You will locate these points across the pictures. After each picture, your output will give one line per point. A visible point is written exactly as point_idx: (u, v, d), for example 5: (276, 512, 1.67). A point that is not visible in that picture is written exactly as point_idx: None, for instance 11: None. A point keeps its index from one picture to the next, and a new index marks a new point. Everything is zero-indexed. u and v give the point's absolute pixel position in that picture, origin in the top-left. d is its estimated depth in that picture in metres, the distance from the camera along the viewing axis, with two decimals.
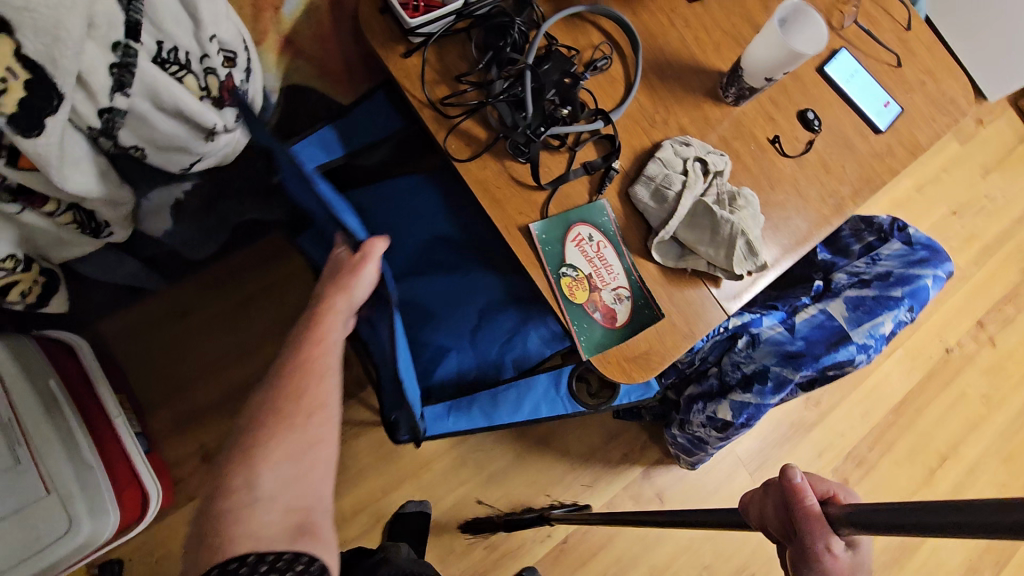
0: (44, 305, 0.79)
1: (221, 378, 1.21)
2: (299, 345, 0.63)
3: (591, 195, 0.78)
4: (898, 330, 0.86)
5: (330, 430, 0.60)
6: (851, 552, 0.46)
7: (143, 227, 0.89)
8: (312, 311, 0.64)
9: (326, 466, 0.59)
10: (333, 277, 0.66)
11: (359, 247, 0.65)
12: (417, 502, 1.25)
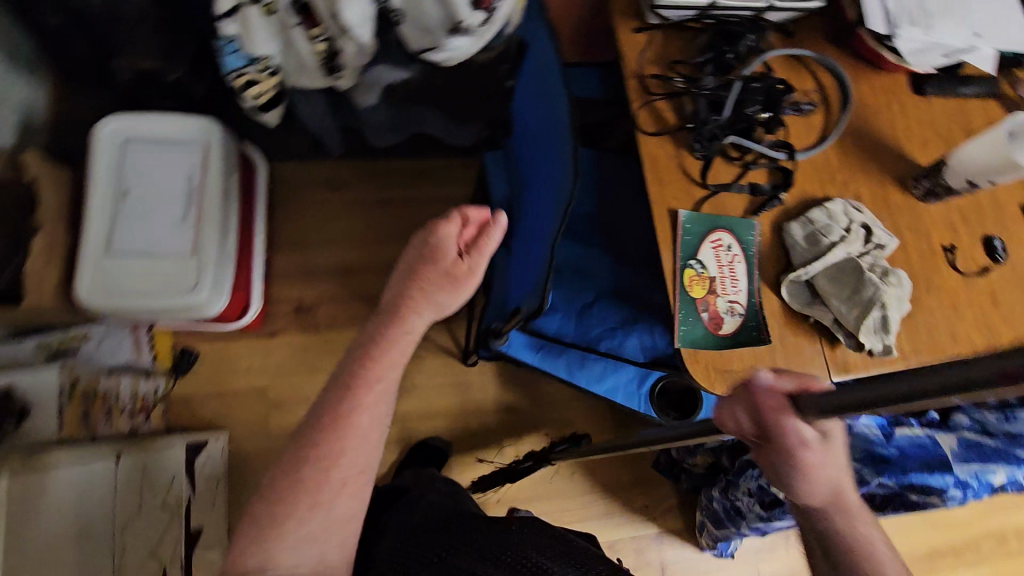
0: (262, 112, 0.96)
1: (339, 252, 1.34)
2: (348, 385, 0.59)
3: (746, 212, 0.79)
4: (1004, 486, 0.81)
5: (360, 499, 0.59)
6: (821, 439, 0.51)
7: (355, 96, 1.04)
8: (382, 335, 0.62)
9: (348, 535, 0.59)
10: (425, 285, 0.65)
11: (469, 257, 0.67)
12: (442, 440, 1.28)
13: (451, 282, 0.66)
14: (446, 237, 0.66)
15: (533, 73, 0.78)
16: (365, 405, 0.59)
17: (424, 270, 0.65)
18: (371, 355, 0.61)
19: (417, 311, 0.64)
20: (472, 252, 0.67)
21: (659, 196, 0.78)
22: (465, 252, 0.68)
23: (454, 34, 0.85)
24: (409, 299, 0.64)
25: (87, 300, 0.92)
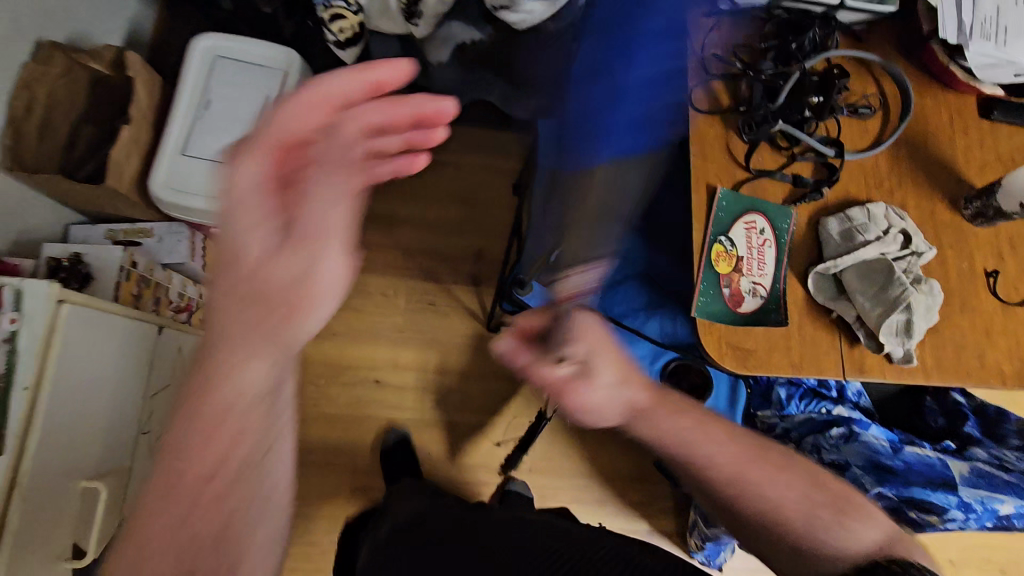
0: (341, 49, 1.04)
1: (387, 203, 1.41)
2: (168, 490, 0.44)
3: (784, 201, 0.80)
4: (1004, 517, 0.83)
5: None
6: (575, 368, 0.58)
7: (428, 52, 1.11)
8: (201, 405, 0.45)
9: None
10: (245, 291, 0.45)
11: (297, 234, 0.45)
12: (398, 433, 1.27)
13: (280, 299, 0.45)
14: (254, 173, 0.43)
15: (597, 38, 0.82)
16: (200, 507, 0.44)
17: (223, 269, 0.45)
18: (182, 445, 0.44)
19: (248, 358, 0.45)
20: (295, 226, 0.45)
21: (701, 172, 0.80)
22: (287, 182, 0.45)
23: None
24: (228, 335, 0.45)
25: (157, 193, 0.99)
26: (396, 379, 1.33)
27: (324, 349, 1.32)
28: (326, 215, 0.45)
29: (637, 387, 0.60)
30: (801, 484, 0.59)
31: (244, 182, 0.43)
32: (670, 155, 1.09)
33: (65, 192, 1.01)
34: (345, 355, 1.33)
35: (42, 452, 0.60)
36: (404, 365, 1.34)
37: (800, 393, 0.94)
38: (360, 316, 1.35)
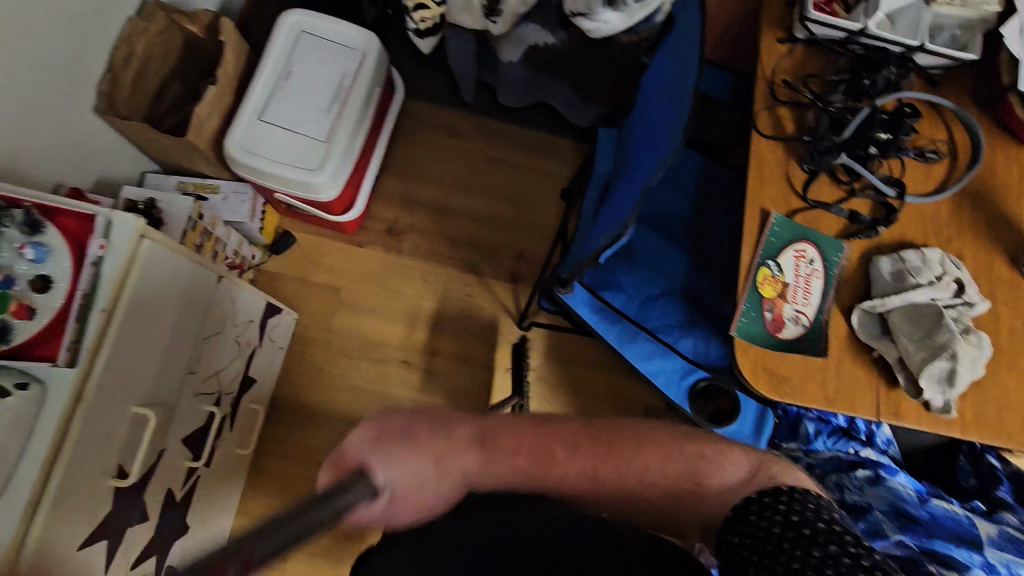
0: (419, 37, 1.09)
1: (439, 192, 1.45)
2: None
3: (837, 234, 0.80)
4: None
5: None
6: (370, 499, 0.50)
7: (500, 50, 1.14)
8: None
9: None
10: None
11: None
12: None
13: None
14: None
15: (670, 53, 0.83)
16: None
17: None
18: None
19: None
20: None
21: (757, 195, 0.80)
22: None
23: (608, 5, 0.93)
24: None
25: (230, 152, 1.05)
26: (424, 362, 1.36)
27: (359, 324, 1.37)
28: None
29: (470, 450, 0.58)
30: (655, 458, 0.63)
31: None
32: (725, 178, 1.09)
33: (147, 140, 1.08)
34: (378, 334, 1.37)
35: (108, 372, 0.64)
36: (434, 350, 1.37)
37: (829, 430, 0.94)
38: (398, 297, 1.39)
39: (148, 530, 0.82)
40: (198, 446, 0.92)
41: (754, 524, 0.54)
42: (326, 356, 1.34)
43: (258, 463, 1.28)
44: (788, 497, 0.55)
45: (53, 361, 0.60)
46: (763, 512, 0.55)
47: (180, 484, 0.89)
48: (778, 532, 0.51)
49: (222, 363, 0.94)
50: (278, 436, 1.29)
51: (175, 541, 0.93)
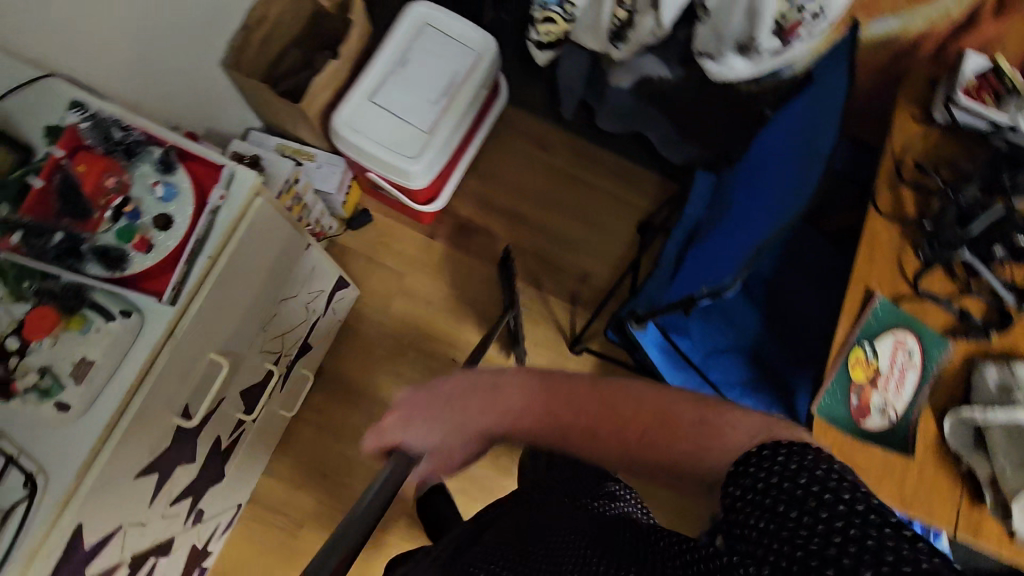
0: (538, 48, 1.08)
1: (518, 200, 1.46)
2: None
3: (942, 330, 0.75)
4: None
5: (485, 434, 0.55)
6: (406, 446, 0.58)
7: (611, 74, 1.11)
8: None
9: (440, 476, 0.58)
10: None
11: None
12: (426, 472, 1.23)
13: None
14: None
15: (803, 114, 0.81)
16: None
17: None
18: None
19: None
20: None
21: (862, 274, 0.77)
22: None
23: (739, 51, 0.92)
24: None
25: (336, 126, 1.08)
26: None
27: (415, 314, 1.38)
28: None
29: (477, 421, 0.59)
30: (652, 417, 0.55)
31: None
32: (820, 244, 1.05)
33: (260, 101, 1.12)
34: (431, 328, 1.38)
35: (200, 317, 0.66)
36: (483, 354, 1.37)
37: None
38: (458, 294, 1.40)
39: (192, 472, 0.84)
40: (251, 400, 0.94)
41: (751, 482, 0.41)
42: (377, 337, 1.36)
43: (293, 428, 1.30)
44: (789, 449, 0.42)
45: (158, 297, 0.62)
46: (764, 464, 0.42)
47: (228, 433, 0.91)
48: (780, 490, 0.39)
49: (289, 326, 0.96)
50: (317, 407, 1.31)
51: (210, 487, 0.95)
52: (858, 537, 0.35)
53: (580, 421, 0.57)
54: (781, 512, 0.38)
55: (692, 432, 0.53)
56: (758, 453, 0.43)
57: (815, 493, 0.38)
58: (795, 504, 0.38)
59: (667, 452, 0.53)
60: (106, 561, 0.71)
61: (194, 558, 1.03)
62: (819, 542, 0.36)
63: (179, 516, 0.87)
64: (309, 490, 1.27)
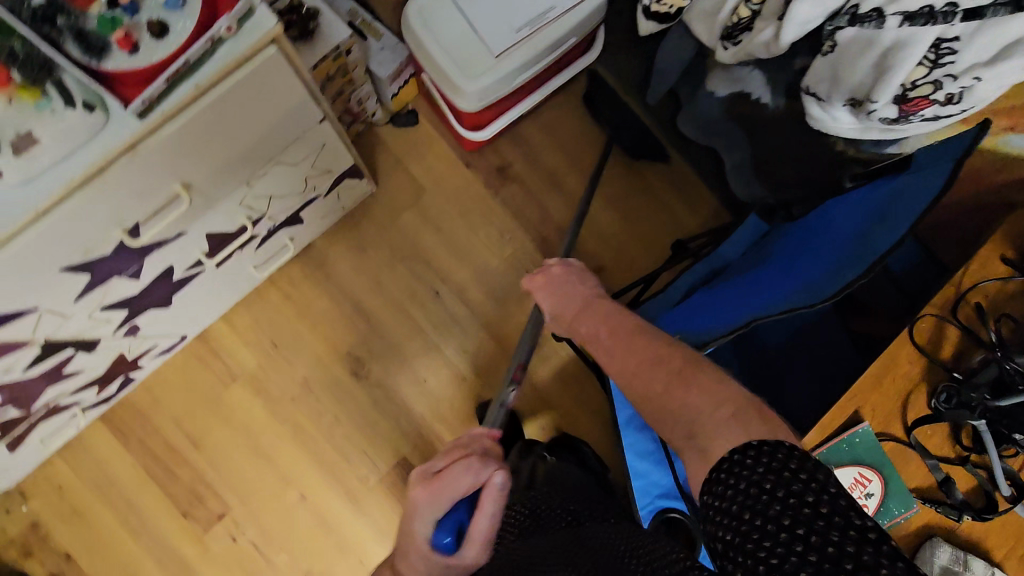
0: (646, 15, 0.99)
1: (568, 167, 1.39)
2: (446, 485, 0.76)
3: (916, 488, 0.67)
4: None
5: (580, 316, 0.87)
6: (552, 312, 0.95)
7: (711, 78, 1.03)
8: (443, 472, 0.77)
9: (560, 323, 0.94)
10: (477, 474, 0.76)
11: (482, 474, 0.76)
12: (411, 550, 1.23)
13: (467, 464, 0.77)
14: (490, 472, 0.77)
15: (873, 207, 0.75)
16: (458, 480, 0.76)
17: (468, 464, 0.77)
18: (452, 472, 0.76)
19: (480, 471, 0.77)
20: (486, 471, 0.77)
21: (859, 395, 0.68)
22: (445, 470, 0.77)
23: (849, 104, 0.80)
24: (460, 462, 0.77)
25: (408, 11, 1.01)
26: (455, 303, 1.34)
27: (421, 233, 1.34)
28: (457, 474, 0.76)
29: (588, 318, 0.85)
30: (645, 355, 0.73)
31: (471, 475, 0.76)
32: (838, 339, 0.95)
33: None
34: (430, 254, 1.34)
35: (172, 141, 0.63)
36: (471, 299, 1.34)
37: None
38: (472, 232, 1.36)
39: (132, 288, 0.84)
40: (218, 245, 0.93)
41: (726, 488, 0.56)
42: (377, 239, 1.33)
43: (262, 290, 1.29)
44: (756, 452, 0.56)
45: (125, 104, 0.58)
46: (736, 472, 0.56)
47: (184, 267, 0.90)
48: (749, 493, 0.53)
49: (280, 191, 0.93)
50: (291, 279, 1.30)
51: (152, 308, 0.95)
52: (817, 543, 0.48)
53: (606, 338, 0.80)
54: (748, 517, 0.52)
55: (660, 379, 0.69)
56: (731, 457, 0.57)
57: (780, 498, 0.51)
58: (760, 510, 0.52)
59: (644, 384, 0.72)
60: (12, 331, 0.71)
61: (120, 365, 1.05)
62: (783, 548, 0.49)
63: (109, 322, 0.87)
64: (256, 352, 1.28)
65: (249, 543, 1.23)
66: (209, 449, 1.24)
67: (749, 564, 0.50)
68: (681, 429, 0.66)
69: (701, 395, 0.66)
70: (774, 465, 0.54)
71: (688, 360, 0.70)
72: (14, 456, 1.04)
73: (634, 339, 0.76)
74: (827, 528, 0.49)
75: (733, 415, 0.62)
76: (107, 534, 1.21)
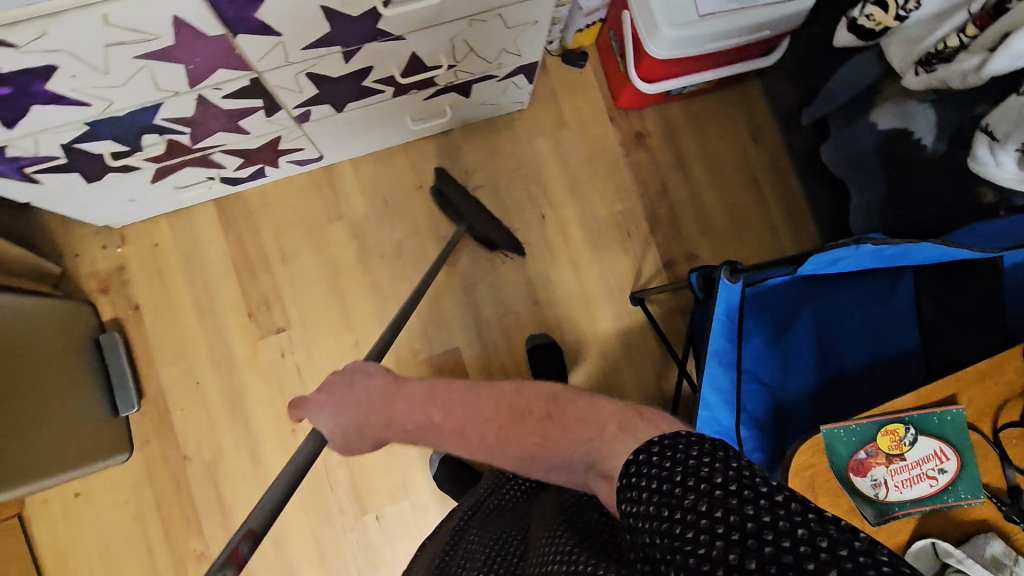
0: (847, 27, 1.04)
1: (699, 156, 1.45)
2: None
3: (986, 484, 0.74)
4: None
5: (394, 423, 0.80)
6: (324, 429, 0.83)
7: (878, 112, 1.09)
8: None
9: (359, 442, 0.82)
10: None
11: None
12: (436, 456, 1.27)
13: None
14: None
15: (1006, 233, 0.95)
16: None
17: None
18: None
19: None
20: None
21: (962, 383, 0.75)
22: None
23: (1019, 150, 0.85)
24: None
25: None
26: (553, 234, 1.40)
27: (548, 160, 1.42)
28: None
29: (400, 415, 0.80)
30: (501, 414, 0.75)
31: None
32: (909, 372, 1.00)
33: None
34: (548, 181, 1.41)
35: None
36: (569, 235, 1.40)
37: None
38: (592, 178, 1.43)
39: (335, 69, 0.92)
40: (410, 72, 1.01)
41: (642, 493, 0.50)
42: (508, 150, 1.41)
43: (393, 152, 1.38)
44: (663, 445, 0.52)
45: None
46: (646, 471, 0.51)
47: (376, 76, 0.99)
48: (664, 490, 0.48)
49: (480, 48, 1.02)
50: (422, 153, 1.38)
51: (328, 106, 1.04)
52: (737, 520, 0.42)
53: (447, 419, 0.78)
54: (667, 514, 0.46)
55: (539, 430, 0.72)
56: (640, 459, 0.52)
57: (692, 487, 0.46)
58: (675, 504, 0.46)
59: (518, 443, 0.73)
60: (250, 49, 0.80)
61: (267, 151, 1.14)
62: (708, 540, 0.43)
63: (299, 95, 0.96)
64: (366, 203, 1.36)
65: (295, 365, 1.29)
66: (293, 267, 1.32)
67: (678, 561, 0.43)
68: (580, 460, 0.67)
69: (582, 422, 0.69)
70: (681, 456, 0.49)
71: (546, 402, 0.74)
72: (148, 190, 1.13)
73: (484, 405, 0.77)
74: (739, 503, 0.44)
75: (619, 428, 0.66)
76: (177, 304, 1.29)
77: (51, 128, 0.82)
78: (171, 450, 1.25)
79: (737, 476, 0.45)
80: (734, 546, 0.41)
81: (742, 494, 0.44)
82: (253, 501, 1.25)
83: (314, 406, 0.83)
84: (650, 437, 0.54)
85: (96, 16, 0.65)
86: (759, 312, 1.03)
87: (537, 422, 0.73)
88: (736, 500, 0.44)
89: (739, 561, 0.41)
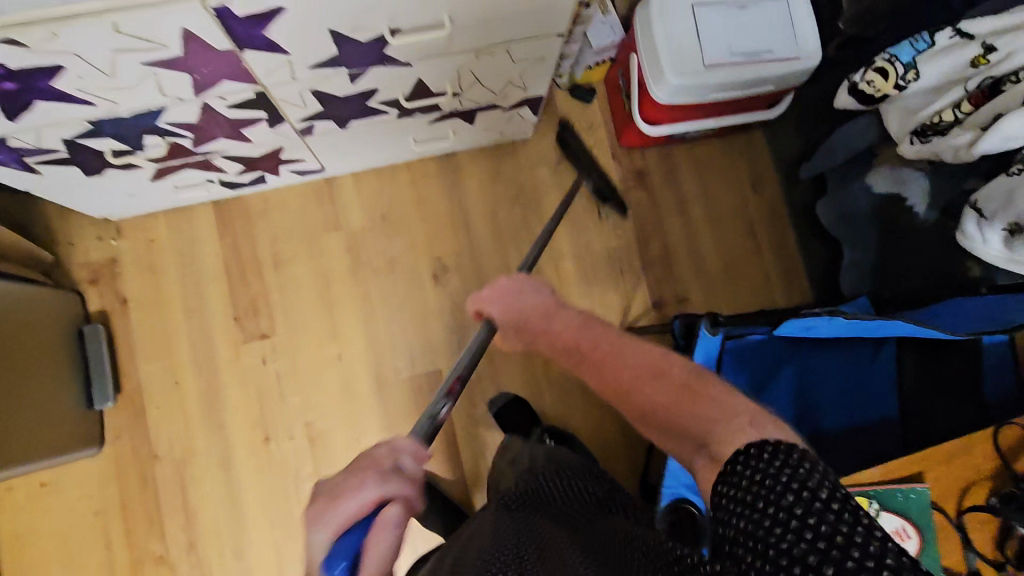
0: (848, 91, 1.03)
1: (697, 199, 1.47)
2: (350, 481, 0.62)
3: (945, 561, 0.77)
4: None
5: (548, 325, 0.93)
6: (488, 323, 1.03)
7: (872, 174, 1.10)
8: (344, 477, 0.63)
9: (511, 332, 1.00)
10: (383, 475, 0.63)
11: (387, 486, 0.62)
12: None
13: (371, 474, 0.63)
14: (398, 483, 0.63)
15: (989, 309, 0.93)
16: (353, 491, 0.61)
17: (367, 472, 0.63)
18: (360, 477, 0.62)
19: (376, 487, 0.61)
20: (393, 473, 0.64)
21: (923, 463, 0.78)
22: (352, 472, 0.64)
23: (1006, 229, 0.86)
24: (365, 470, 0.64)
25: None
26: (547, 264, 1.40)
27: (548, 189, 1.43)
28: (352, 482, 0.62)
29: (551, 321, 0.93)
30: (648, 369, 0.76)
31: (372, 485, 0.61)
32: (882, 440, 1.00)
33: None
34: (546, 210, 1.42)
35: None
36: (562, 266, 1.40)
37: None
38: (589, 211, 1.43)
39: (341, 88, 0.94)
40: (416, 97, 1.03)
41: (740, 480, 0.53)
42: (510, 176, 1.42)
43: (395, 168, 1.39)
44: (773, 447, 0.54)
45: None
46: (750, 462, 0.54)
47: (382, 97, 1.00)
48: (758, 485, 0.51)
49: (487, 80, 1.04)
50: (423, 172, 1.39)
51: (332, 121, 1.05)
52: (830, 531, 0.45)
53: (595, 351, 0.84)
54: (760, 506, 0.49)
55: (673, 394, 0.70)
56: (749, 451, 0.55)
57: (794, 488, 0.49)
58: (773, 499, 0.49)
59: (656, 396, 0.73)
60: (257, 63, 0.81)
61: (269, 159, 1.15)
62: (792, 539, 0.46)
63: (303, 109, 0.97)
64: (364, 216, 1.36)
65: (276, 372, 1.29)
66: (284, 275, 1.32)
67: (757, 550, 0.47)
68: (692, 442, 0.65)
69: (713, 405, 0.66)
70: (790, 460, 0.52)
71: (690, 373, 0.73)
72: (148, 187, 1.14)
73: (632, 354, 0.80)
74: (834, 519, 0.46)
75: (748, 422, 0.61)
76: (166, 301, 1.29)
77: (54, 124, 0.83)
78: (143, 447, 1.24)
79: (842, 495, 0.47)
80: (818, 553, 0.44)
81: (839, 512, 0.46)
82: (219, 505, 1.24)
83: (487, 297, 1.01)
84: (762, 439, 0.56)
85: (106, 24, 0.67)
86: (740, 365, 1.04)
87: (673, 384, 0.72)
88: (833, 515, 0.46)
89: (817, 564, 0.44)
